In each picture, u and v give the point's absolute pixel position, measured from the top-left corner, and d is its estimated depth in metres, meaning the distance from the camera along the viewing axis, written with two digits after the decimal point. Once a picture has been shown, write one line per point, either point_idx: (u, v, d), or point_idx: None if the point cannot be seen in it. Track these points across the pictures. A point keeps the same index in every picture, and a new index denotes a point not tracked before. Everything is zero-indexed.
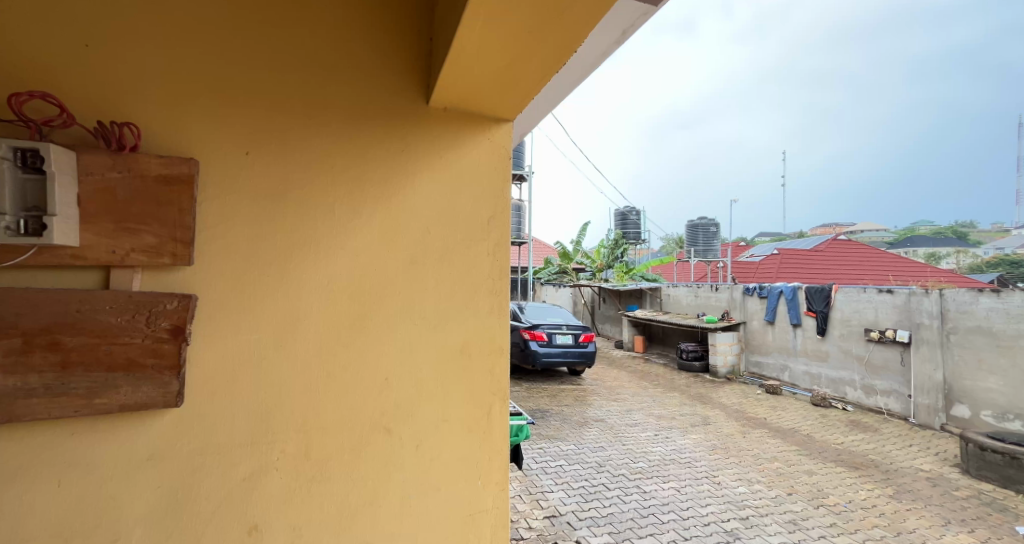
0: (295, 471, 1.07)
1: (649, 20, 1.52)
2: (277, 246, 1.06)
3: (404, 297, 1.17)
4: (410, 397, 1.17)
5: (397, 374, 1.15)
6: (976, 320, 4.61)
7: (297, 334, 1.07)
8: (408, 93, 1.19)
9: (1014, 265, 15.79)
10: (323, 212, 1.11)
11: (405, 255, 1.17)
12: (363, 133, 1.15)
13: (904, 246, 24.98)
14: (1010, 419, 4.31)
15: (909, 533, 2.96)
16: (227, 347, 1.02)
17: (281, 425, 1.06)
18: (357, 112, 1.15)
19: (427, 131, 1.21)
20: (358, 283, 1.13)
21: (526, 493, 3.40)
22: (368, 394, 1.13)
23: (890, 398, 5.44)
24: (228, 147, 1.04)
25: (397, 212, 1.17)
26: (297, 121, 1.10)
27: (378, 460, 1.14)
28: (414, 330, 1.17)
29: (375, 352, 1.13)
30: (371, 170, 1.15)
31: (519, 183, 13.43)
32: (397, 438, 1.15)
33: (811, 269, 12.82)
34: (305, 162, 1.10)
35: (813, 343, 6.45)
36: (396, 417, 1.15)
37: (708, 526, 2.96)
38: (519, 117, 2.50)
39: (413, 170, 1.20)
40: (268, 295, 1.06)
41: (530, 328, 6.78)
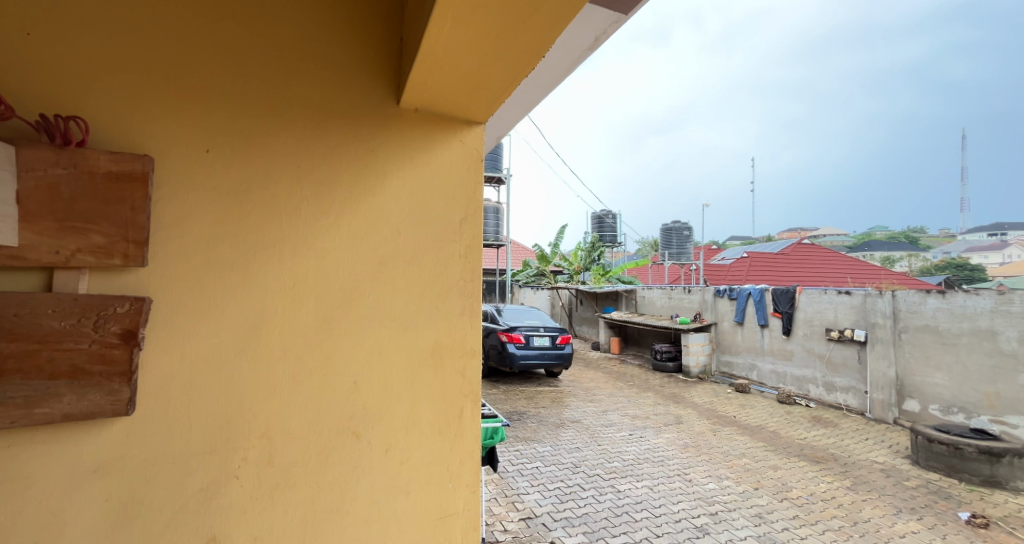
0: (258, 479, 1.04)
1: (620, 28, 1.56)
2: (240, 246, 1.03)
3: (373, 299, 1.15)
4: (379, 400, 1.15)
5: (366, 376, 1.14)
6: (924, 319, 4.89)
7: (261, 337, 1.04)
8: (377, 92, 1.18)
9: (960, 268, 16.85)
10: (290, 213, 1.08)
11: (374, 256, 1.16)
12: (331, 132, 1.13)
13: (862, 250, 26.27)
14: (955, 412, 4.60)
15: (865, 522, 3.10)
16: (184, 351, 0.98)
17: (242, 432, 1.02)
18: (326, 110, 1.13)
19: (398, 132, 1.20)
20: (325, 285, 1.10)
21: (501, 495, 3.39)
22: (336, 397, 1.11)
23: (848, 394, 5.70)
24: (188, 145, 1.00)
25: (367, 213, 1.15)
26: (262, 118, 1.07)
27: (345, 464, 1.11)
28: (384, 332, 1.16)
29: (343, 355, 1.11)
30: (339, 169, 1.13)
31: (496, 186, 13.46)
32: (366, 442, 1.13)
33: (777, 272, 13.31)
34: (272, 160, 1.07)
35: (779, 343, 6.69)
36: (365, 421, 1.13)
37: (678, 523, 3.03)
38: (496, 120, 2.50)
39: (384, 171, 1.18)
40: (230, 298, 1.02)
41: (507, 331, 6.78)
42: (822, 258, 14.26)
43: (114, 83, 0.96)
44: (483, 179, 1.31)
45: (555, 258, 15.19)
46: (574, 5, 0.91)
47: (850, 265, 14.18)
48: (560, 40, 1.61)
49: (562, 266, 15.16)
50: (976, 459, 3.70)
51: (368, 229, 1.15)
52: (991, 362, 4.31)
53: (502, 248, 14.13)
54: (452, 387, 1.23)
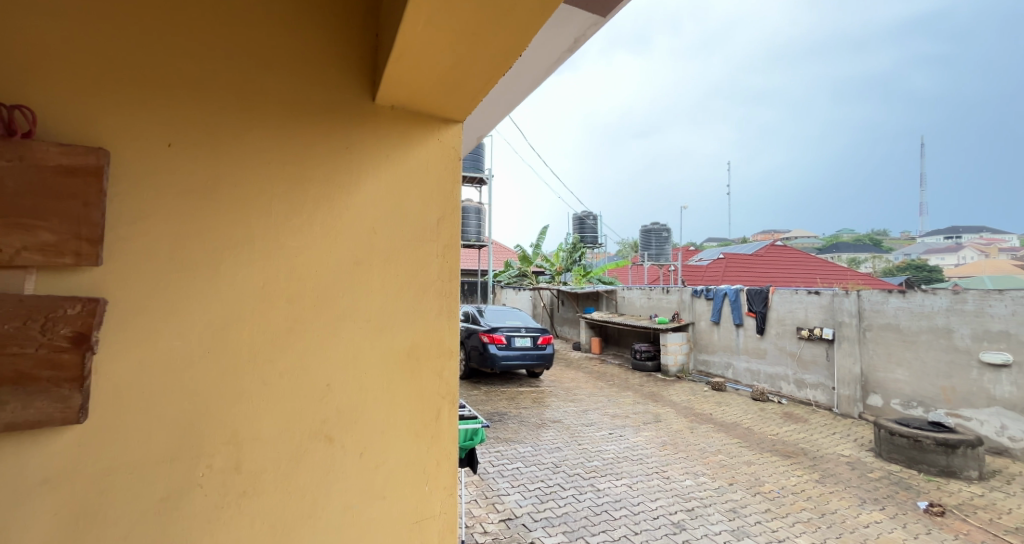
0: (223, 487, 1.00)
1: (598, 30, 1.58)
2: (205, 245, 1.00)
3: (349, 299, 1.13)
4: (353, 403, 1.13)
5: (340, 379, 1.11)
6: (886, 318, 5.10)
7: (228, 338, 1.01)
8: (351, 88, 1.16)
9: (919, 269, 17.65)
10: (259, 211, 1.05)
11: (349, 255, 1.13)
12: (303, 128, 1.10)
13: (831, 252, 27.27)
14: (914, 406, 4.82)
15: (832, 514, 3.21)
16: (143, 354, 0.94)
17: (206, 439, 0.99)
18: (298, 106, 1.10)
19: (373, 129, 1.18)
20: (297, 285, 1.08)
21: (482, 497, 3.38)
22: (308, 400, 1.08)
23: (818, 390, 5.90)
24: (148, 138, 0.96)
25: (341, 211, 1.13)
26: (229, 112, 1.04)
27: (318, 469, 1.09)
28: (359, 333, 1.14)
29: (316, 357, 1.09)
30: (312, 166, 1.10)
31: (478, 186, 13.43)
32: (340, 446, 1.11)
33: (752, 273, 13.66)
34: (240, 156, 1.04)
35: (753, 341, 6.87)
36: (338, 425, 1.11)
37: (656, 520, 3.08)
38: (477, 119, 2.49)
39: (360, 169, 1.16)
40: (194, 298, 0.98)
41: (489, 332, 6.75)
42: (794, 259, 14.72)
43: (66, 73, 0.91)
44: (461, 178, 1.30)
45: (536, 259, 15.23)
46: (549, 5, 0.92)
47: (820, 266, 14.69)
48: (539, 41, 1.61)
49: (544, 267, 15.21)
50: (933, 450, 3.87)
51: (342, 228, 1.13)
52: (948, 358, 4.53)
53: (484, 248, 14.08)
54: (429, 389, 1.22)
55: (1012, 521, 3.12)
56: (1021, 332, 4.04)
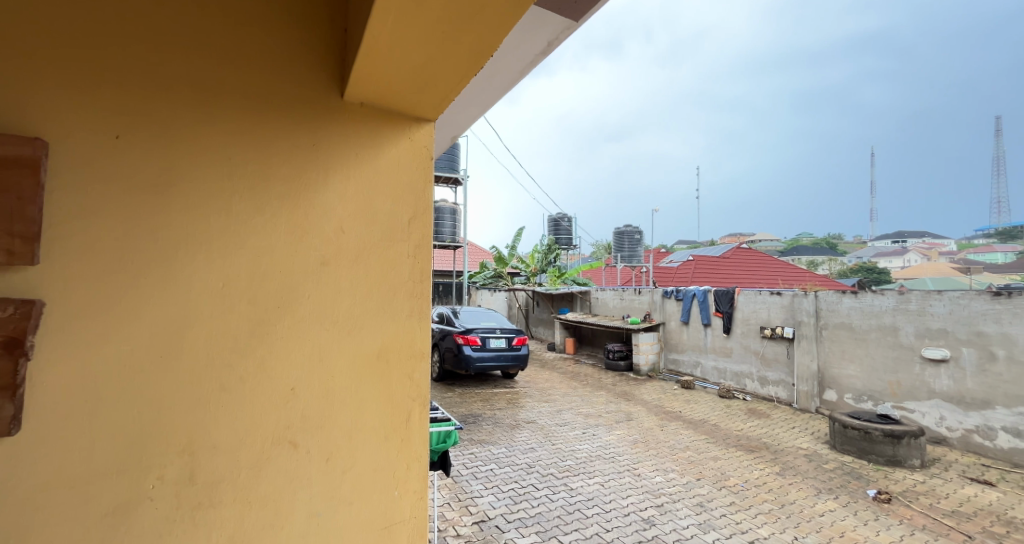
0: (176, 500, 0.97)
1: (571, 34, 1.60)
2: (158, 242, 0.96)
3: (315, 300, 1.11)
4: (319, 407, 1.11)
5: (305, 382, 1.09)
6: (841, 317, 5.37)
7: (184, 340, 0.97)
8: (317, 84, 1.14)
9: (870, 271, 18.71)
10: (218, 209, 1.02)
11: (315, 255, 1.11)
12: (266, 122, 1.07)
13: (792, 254, 28.50)
14: (865, 400, 5.10)
15: (791, 504, 3.35)
16: (86, 358, 0.90)
17: (158, 447, 0.95)
18: (262, 99, 1.07)
19: (341, 126, 1.16)
20: (260, 286, 1.05)
21: (454, 500, 3.36)
22: (271, 405, 1.06)
23: (779, 387, 6.14)
24: (95, 129, 0.92)
25: (306, 210, 1.11)
26: (186, 104, 1.00)
27: (280, 477, 1.06)
28: (324, 336, 1.11)
29: (280, 360, 1.06)
30: (276, 164, 1.08)
31: (453, 187, 13.39)
32: (304, 452, 1.09)
33: (720, 275, 14.12)
34: (198, 150, 1.01)
35: (720, 341, 7.09)
36: (303, 430, 1.09)
37: (627, 517, 3.15)
38: (450, 120, 2.48)
39: (327, 167, 1.14)
40: (147, 298, 0.95)
41: (463, 333, 6.72)
42: (759, 262, 15.29)
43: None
44: (432, 178, 1.29)
45: (512, 260, 15.26)
46: (519, 6, 0.93)
47: (783, 269, 15.31)
48: (512, 42, 1.62)
49: (519, 268, 15.27)
50: (881, 441, 4.10)
51: (309, 227, 1.11)
52: (895, 354, 4.82)
53: (459, 249, 14.02)
54: (398, 391, 1.21)
55: (951, 505, 3.34)
56: (958, 329, 4.34)
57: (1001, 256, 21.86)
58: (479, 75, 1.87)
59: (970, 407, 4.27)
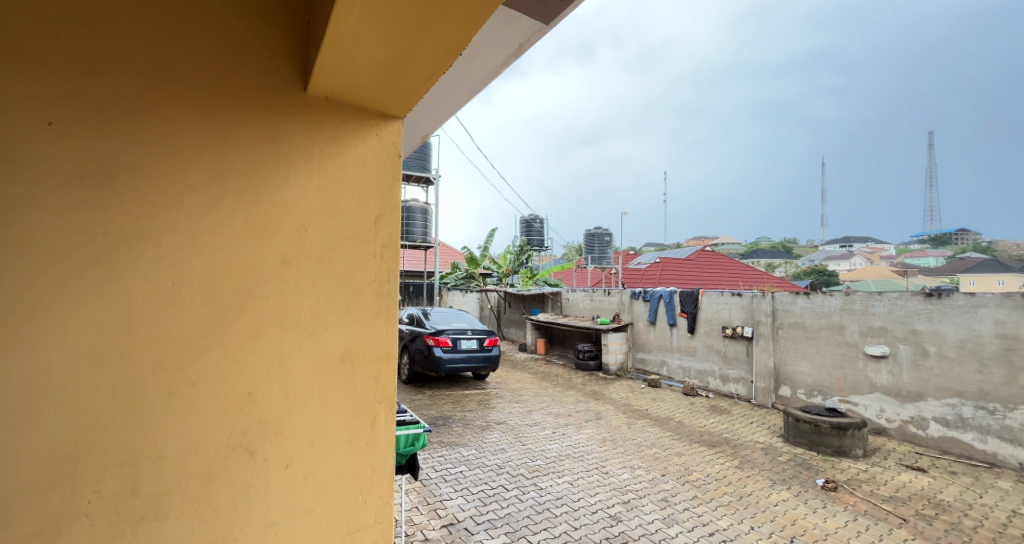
0: (116, 514, 0.93)
1: (542, 36, 1.63)
2: (100, 240, 0.92)
3: (276, 301, 1.09)
4: (278, 411, 1.09)
5: (264, 386, 1.07)
6: (795, 316, 5.65)
7: (127, 343, 0.93)
8: (279, 77, 1.11)
9: (821, 272, 19.79)
10: (169, 205, 0.99)
11: (277, 253, 1.09)
12: (222, 115, 1.05)
13: (752, 257, 29.72)
14: (816, 395, 5.39)
15: (748, 496, 3.51)
16: (17, 360, 0.86)
17: (97, 457, 0.91)
18: (217, 91, 1.05)
19: (304, 119, 1.14)
20: (216, 287, 1.02)
21: (423, 503, 3.33)
22: (227, 411, 1.03)
23: (739, 384, 6.40)
24: (27, 119, 0.88)
25: (265, 207, 1.09)
26: (132, 94, 0.97)
27: (234, 486, 1.03)
28: (285, 338, 1.10)
29: (237, 362, 1.04)
30: (232, 158, 1.05)
31: (424, 187, 13.26)
32: (262, 460, 1.07)
33: (686, 276, 14.59)
34: (145, 145, 0.97)
35: (684, 340, 7.32)
36: (260, 436, 1.07)
37: (595, 514, 3.21)
38: (422, 119, 2.47)
39: (289, 163, 1.12)
40: (87, 298, 0.91)
41: (434, 334, 6.67)
42: (721, 264, 15.92)
43: None
44: (399, 177, 1.29)
45: (484, 261, 15.23)
46: (487, 5, 0.94)
47: (744, 271, 15.96)
48: (484, 42, 1.63)
49: (490, 269, 15.27)
50: (829, 433, 4.34)
51: (269, 226, 1.09)
52: (842, 352, 5.12)
53: (431, 249, 13.90)
54: (364, 394, 1.20)
55: (890, 491, 3.58)
56: (896, 327, 4.65)
57: (937, 260, 23.66)
58: (450, 74, 1.87)
59: (906, 399, 4.59)
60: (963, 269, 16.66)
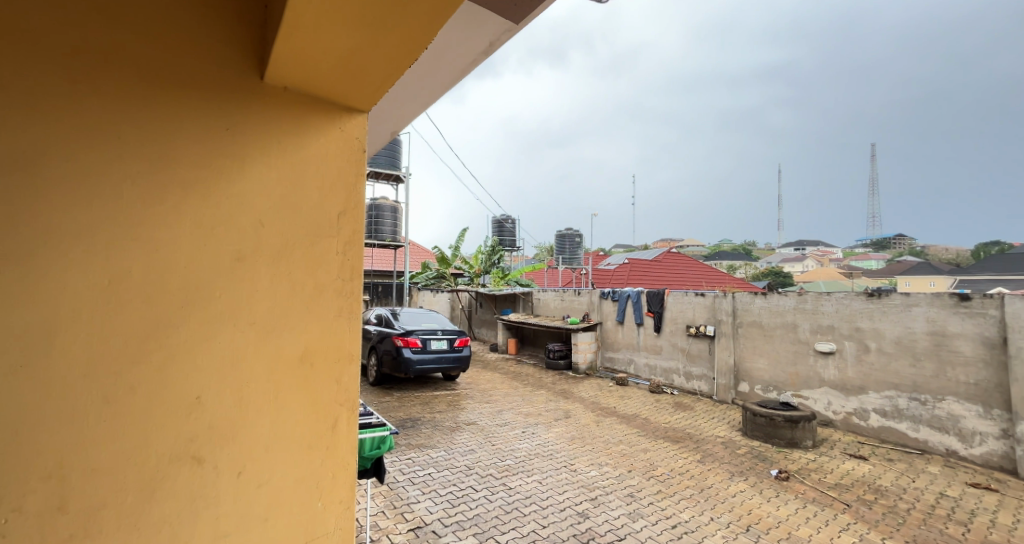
0: (44, 531, 0.88)
1: (512, 36, 1.66)
2: (23, 236, 0.87)
3: (229, 299, 1.06)
4: (230, 416, 1.06)
5: (214, 389, 1.04)
6: (753, 316, 5.91)
7: (56, 346, 0.88)
8: (235, 66, 1.09)
9: (777, 275, 20.78)
10: (107, 199, 0.94)
11: (230, 251, 1.07)
12: (168, 106, 1.00)
13: (715, 259, 30.81)
14: (772, 391, 5.66)
15: (709, 488, 3.65)
16: None
17: (21, 469, 0.86)
18: (161, 79, 1.00)
19: (260, 111, 1.12)
20: (161, 285, 0.98)
21: (389, 507, 3.29)
22: (172, 415, 0.99)
23: (701, 381, 6.64)
24: None
25: (216, 204, 1.05)
26: (64, 80, 0.91)
27: (179, 497, 1.00)
28: (237, 338, 1.07)
29: (185, 363, 1.00)
30: (179, 152, 1.02)
31: (394, 184, 13.06)
32: (210, 467, 1.04)
33: (653, 277, 15.00)
34: (78, 134, 0.92)
35: (650, 339, 7.52)
36: (210, 443, 1.04)
37: (563, 511, 3.27)
38: (391, 116, 2.45)
39: (244, 157, 1.10)
40: (10, 299, 0.85)
41: (403, 335, 6.59)
42: (685, 265, 16.46)
43: None
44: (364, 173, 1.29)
45: (455, 261, 15.14)
46: (448, 3, 0.95)
47: (707, 272, 16.55)
48: (453, 39, 1.64)
49: (462, 268, 15.19)
50: (782, 426, 4.56)
51: (221, 221, 1.06)
52: (795, 349, 5.40)
53: (401, 249, 13.72)
54: (324, 395, 1.20)
55: (836, 479, 3.81)
56: (843, 325, 4.94)
57: (882, 263, 25.31)
58: (419, 70, 1.87)
59: (850, 393, 4.88)
60: (902, 272, 17.92)
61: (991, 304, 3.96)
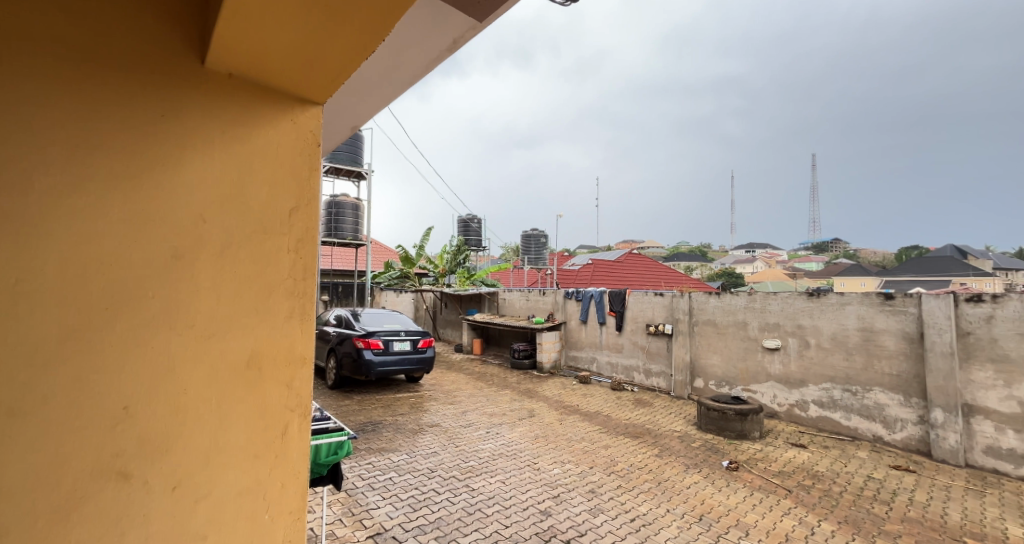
0: None
1: (476, 34, 1.67)
2: None
3: (164, 299, 1.02)
4: (165, 424, 1.01)
5: (146, 397, 0.99)
6: (707, 314, 6.17)
7: None
8: (175, 54, 1.05)
9: (731, 276, 21.77)
10: (19, 195, 0.89)
11: (166, 249, 1.02)
12: (97, 97, 0.96)
13: (674, 260, 31.93)
14: (724, 386, 5.94)
15: (666, 481, 3.79)
16: None
17: None
18: (87, 65, 0.95)
19: (201, 101, 1.08)
20: (81, 287, 0.93)
21: (347, 515, 3.22)
22: (96, 426, 0.94)
23: (660, 378, 6.88)
24: None
25: (149, 201, 1.00)
26: None
27: (104, 516, 0.94)
28: (175, 342, 1.03)
29: (112, 369, 0.96)
30: (108, 147, 0.97)
31: (357, 181, 12.74)
32: (140, 483, 0.99)
33: (616, 278, 15.37)
34: None
35: (612, 337, 7.71)
36: (139, 458, 0.99)
37: (526, 510, 3.32)
38: (352, 112, 2.41)
39: (183, 149, 1.05)
40: None
41: (364, 336, 6.45)
42: (647, 266, 16.96)
43: None
44: (318, 167, 1.27)
45: (419, 260, 14.92)
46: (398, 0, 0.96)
47: (667, 273, 17.13)
48: (415, 34, 1.64)
49: (426, 268, 15.01)
50: (733, 419, 4.80)
51: (155, 217, 1.01)
52: (745, 345, 5.68)
53: (364, 248, 13.40)
54: (274, 400, 1.18)
55: (779, 467, 4.06)
56: (787, 323, 5.26)
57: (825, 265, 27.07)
58: (382, 64, 1.85)
59: (793, 386, 5.20)
60: (839, 272, 19.29)
61: (911, 303, 4.33)
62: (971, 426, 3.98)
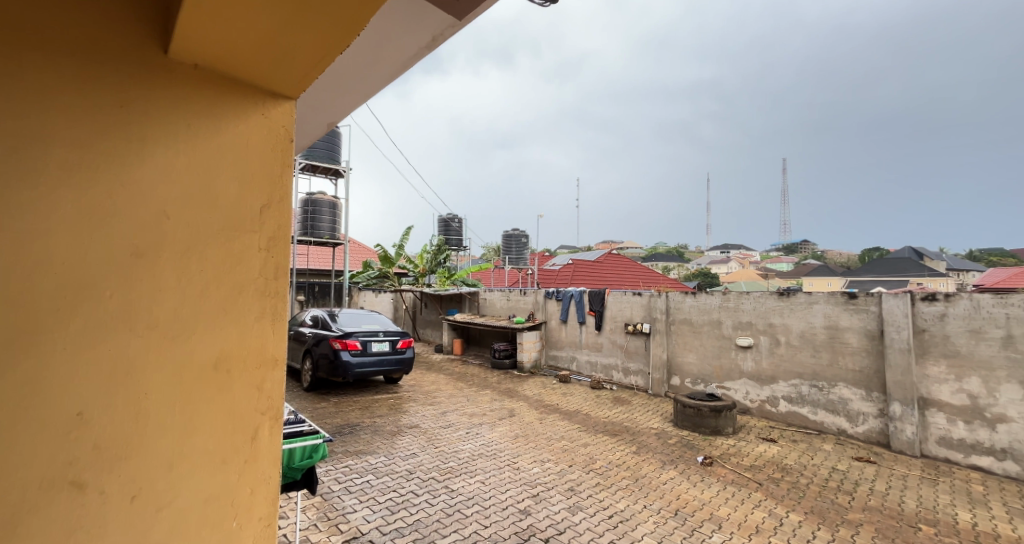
0: None
1: (455, 32, 1.67)
2: None
3: (125, 300, 0.98)
4: (125, 430, 0.98)
5: (104, 402, 0.96)
6: (683, 314, 6.30)
7: None
8: (138, 46, 1.01)
9: (706, 276, 22.24)
10: None
11: (126, 247, 0.99)
12: (50, 89, 0.92)
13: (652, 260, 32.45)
14: (699, 383, 6.07)
15: (643, 478, 3.86)
16: None
17: None
18: (41, 56, 0.92)
19: (165, 94, 1.05)
20: (32, 287, 0.89)
21: (322, 520, 3.16)
22: (47, 434, 0.90)
23: (638, 376, 6.99)
24: None
25: (107, 199, 0.97)
26: None
27: (56, 528, 0.91)
28: (137, 344, 0.99)
29: (67, 374, 0.92)
30: (61, 143, 0.93)
31: (335, 179, 12.52)
32: (96, 492, 0.96)
33: (595, 278, 15.52)
34: None
35: (592, 336, 7.79)
36: (95, 466, 0.96)
37: (505, 510, 3.33)
38: (329, 108, 2.37)
39: (143, 145, 1.02)
40: None
41: (341, 337, 6.34)
42: (626, 266, 17.18)
43: None
44: (291, 164, 1.25)
45: (399, 260, 14.75)
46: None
47: (646, 273, 17.40)
48: (394, 31, 1.63)
49: (406, 267, 14.85)
50: (708, 416, 4.91)
51: (112, 215, 0.98)
52: (719, 344, 5.82)
53: (343, 248, 13.18)
54: (243, 403, 1.15)
55: (750, 461, 4.18)
56: (759, 321, 5.41)
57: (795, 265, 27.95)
58: (359, 60, 1.83)
59: (764, 382, 5.36)
60: (808, 272, 19.95)
61: (872, 302, 4.52)
62: (926, 418, 4.17)
